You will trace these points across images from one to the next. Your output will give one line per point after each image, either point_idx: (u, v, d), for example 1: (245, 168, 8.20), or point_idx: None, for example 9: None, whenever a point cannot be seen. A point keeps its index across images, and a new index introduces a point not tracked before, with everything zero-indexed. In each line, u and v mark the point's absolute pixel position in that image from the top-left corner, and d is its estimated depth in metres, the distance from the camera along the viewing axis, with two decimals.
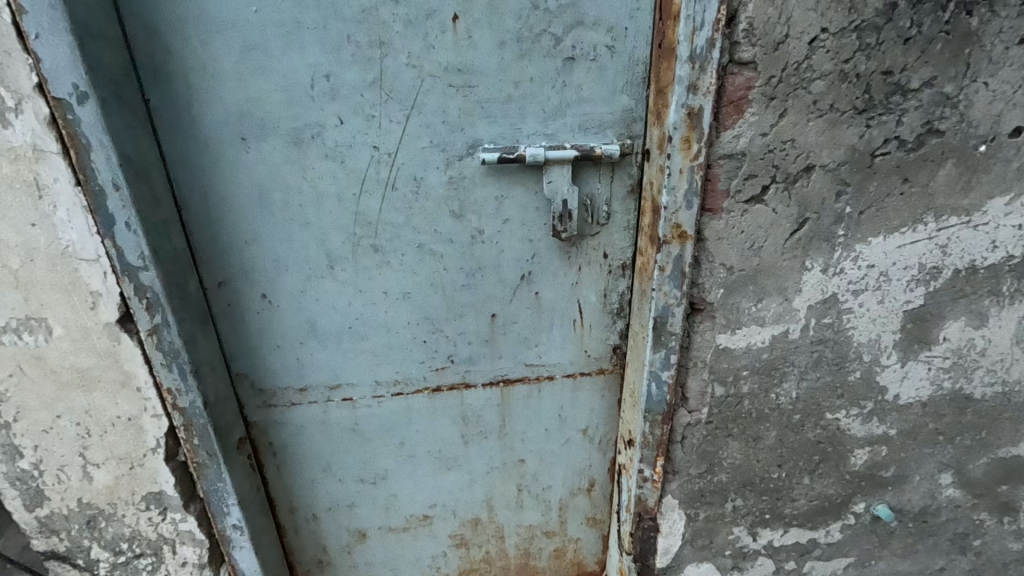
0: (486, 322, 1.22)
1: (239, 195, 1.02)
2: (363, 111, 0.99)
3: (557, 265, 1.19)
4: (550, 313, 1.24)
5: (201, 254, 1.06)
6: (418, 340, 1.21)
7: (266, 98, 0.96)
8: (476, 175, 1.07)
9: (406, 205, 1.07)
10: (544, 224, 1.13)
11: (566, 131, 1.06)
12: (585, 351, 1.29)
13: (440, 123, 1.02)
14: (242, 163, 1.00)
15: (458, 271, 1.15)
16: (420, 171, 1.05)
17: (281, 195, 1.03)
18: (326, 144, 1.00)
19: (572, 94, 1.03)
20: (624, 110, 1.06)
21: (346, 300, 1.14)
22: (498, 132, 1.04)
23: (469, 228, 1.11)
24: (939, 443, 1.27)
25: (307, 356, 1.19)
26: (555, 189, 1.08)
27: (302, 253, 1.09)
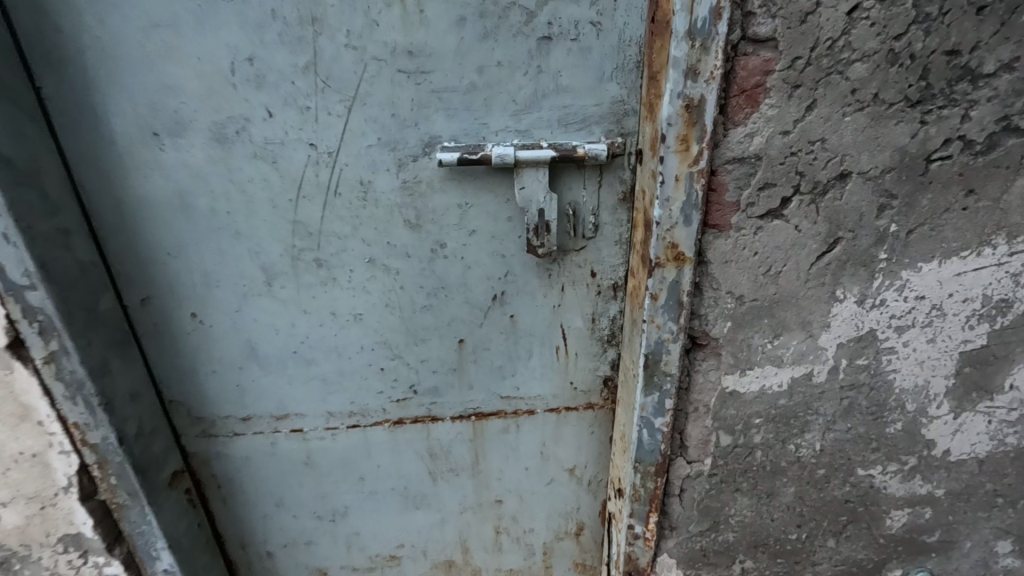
0: (453, 348, 1.05)
1: (155, 200, 0.87)
2: (295, 102, 0.83)
3: (536, 285, 1.01)
4: (529, 340, 1.06)
5: (117, 269, 0.92)
6: (374, 367, 1.05)
7: (178, 86, 0.80)
8: (434, 179, 0.90)
9: (352, 214, 0.91)
10: (519, 237, 0.95)
11: (542, 127, 0.88)
12: (570, 382, 1.11)
13: (389, 117, 0.85)
14: (156, 163, 0.85)
15: (417, 290, 0.98)
16: (367, 173, 0.88)
17: (204, 200, 0.88)
18: (254, 141, 0.84)
19: (549, 81, 0.85)
20: (614, 102, 0.87)
21: (288, 322, 0.99)
22: (460, 128, 0.87)
23: (428, 241, 0.94)
24: (997, 507, 1.05)
25: (248, 383, 1.05)
26: (528, 196, 0.90)
27: (234, 268, 0.93)
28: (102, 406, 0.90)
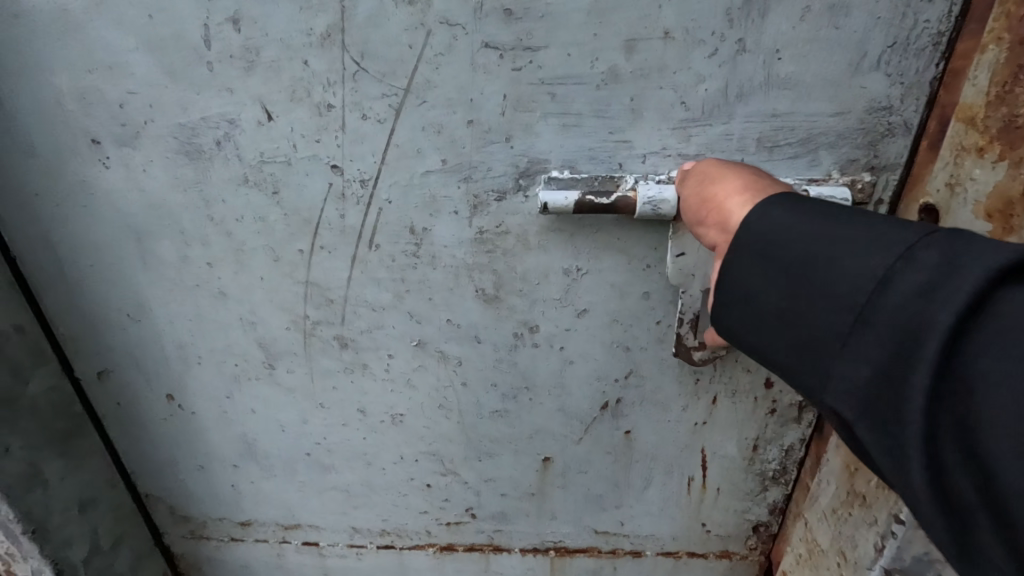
0: (533, 467, 0.70)
1: (104, 242, 0.57)
2: (308, 95, 0.49)
3: (672, 392, 0.64)
4: (646, 465, 0.70)
5: (61, 332, 0.63)
6: (417, 482, 0.72)
7: (124, 64, 0.48)
8: (531, 229, 0.54)
9: (395, 276, 0.57)
10: (657, 324, 0.59)
11: (728, 150, 0.50)
12: (702, 524, 0.75)
13: (463, 125, 0.49)
14: (101, 188, 0.54)
15: (486, 389, 0.64)
16: (423, 215, 0.54)
17: (173, 245, 0.56)
18: (243, 158, 0.51)
19: (755, 68, 0.46)
20: (873, 108, 0.47)
21: (299, 416, 0.67)
22: (582, 148, 0.50)
23: (510, 321, 0.59)
24: None
25: (246, 485, 0.75)
26: (688, 270, 0.53)
27: (222, 341, 0.62)
28: (29, 536, 0.67)
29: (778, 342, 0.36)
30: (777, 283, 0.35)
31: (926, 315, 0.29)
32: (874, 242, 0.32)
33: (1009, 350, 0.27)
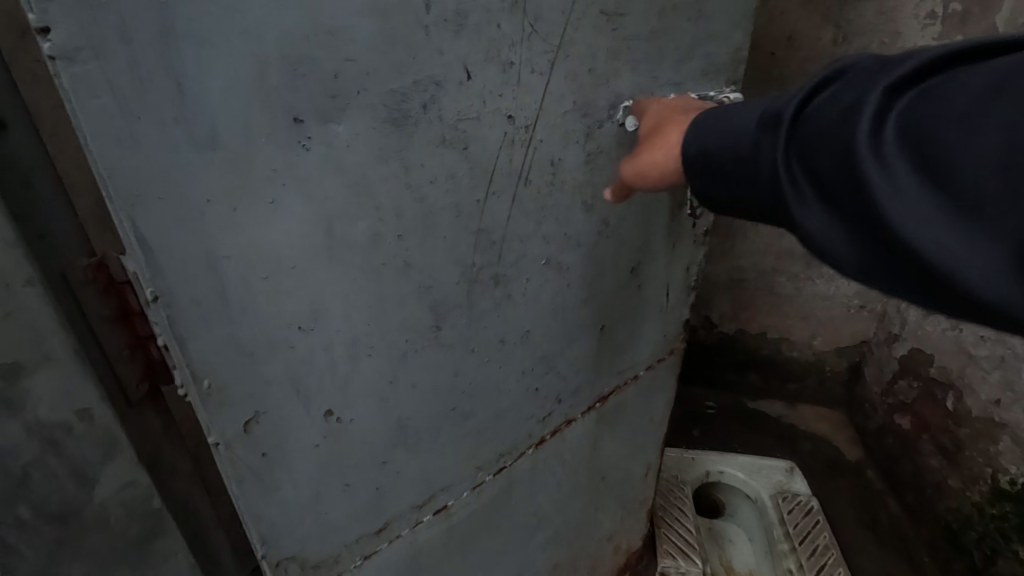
0: (594, 339, 0.93)
1: (290, 239, 0.49)
2: (499, 56, 0.57)
3: (661, 248, 0.97)
4: (646, 309, 1.03)
5: (206, 386, 0.49)
6: (528, 391, 0.86)
7: (349, 30, 0.45)
8: (613, 147, 0.75)
9: (538, 206, 0.69)
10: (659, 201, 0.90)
11: (692, 79, 0.83)
12: (664, 336, 1.13)
13: (586, 74, 0.66)
14: (297, 174, 0.47)
15: (578, 284, 0.83)
16: (559, 149, 0.68)
17: (368, 224, 0.53)
18: (445, 118, 0.55)
19: (703, 28, 0.80)
20: (738, 50, 0.88)
21: (453, 371, 0.71)
22: (640, 83, 0.74)
23: (597, 222, 0.80)
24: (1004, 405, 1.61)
25: (391, 480, 0.72)
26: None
27: (397, 320, 0.61)
28: None
29: (730, 178, 0.60)
30: (711, 142, 0.61)
31: (784, 116, 0.53)
32: (749, 116, 0.58)
33: (818, 118, 0.50)
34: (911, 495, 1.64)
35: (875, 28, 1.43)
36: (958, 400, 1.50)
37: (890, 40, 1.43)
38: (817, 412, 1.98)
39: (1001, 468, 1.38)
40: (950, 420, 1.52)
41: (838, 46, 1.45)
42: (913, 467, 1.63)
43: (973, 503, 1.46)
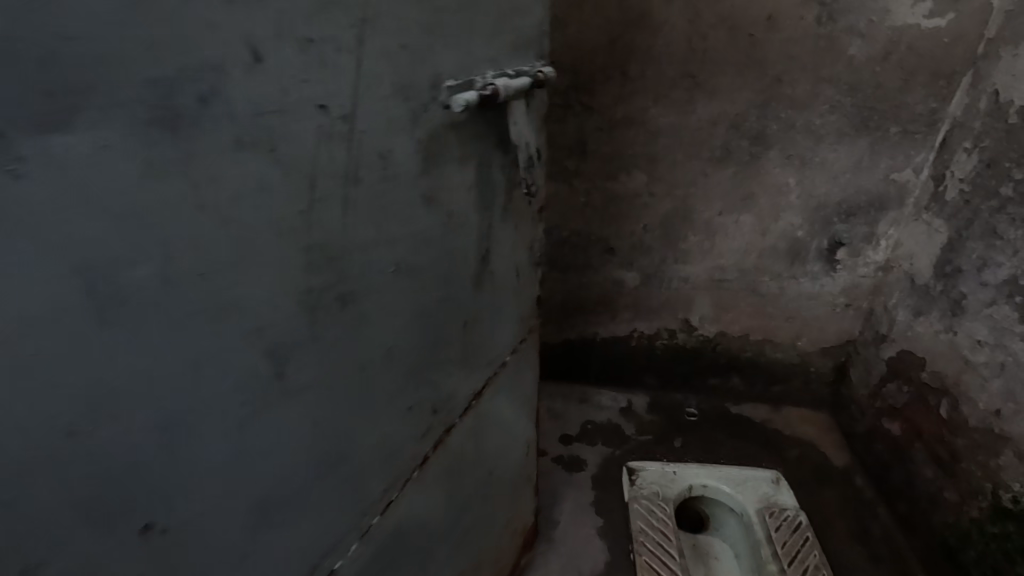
0: (460, 334, 0.89)
1: (25, 310, 0.36)
2: (293, 33, 0.47)
3: (506, 229, 0.96)
4: (500, 289, 1.00)
5: None
6: (405, 412, 0.78)
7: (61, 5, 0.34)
8: (440, 130, 0.70)
9: (377, 203, 0.61)
10: (494, 179, 0.87)
11: (506, 54, 0.81)
12: (522, 316, 1.15)
13: (401, 51, 0.59)
14: (23, 212, 0.35)
15: (435, 283, 0.76)
16: (387, 139, 0.60)
17: (152, 263, 0.42)
18: (237, 116, 0.45)
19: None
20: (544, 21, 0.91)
21: (316, 411, 0.60)
22: (454, 62, 0.69)
23: (440, 212, 0.74)
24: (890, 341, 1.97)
25: (259, 560, 0.59)
26: (521, 133, 0.84)
27: (224, 369, 0.49)
28: None
29: None
30: None
31: None
32: None
33: None
34: (902, 506, 1.89)
35: (860, 5, 1.61)
36: (952, 408, 1.66)
37: (879, 18, 1.61)
38: (801, 417, 2.38)
39: (1002, 485, 1.48)
40: (945, 428, 1.69)
41: (823, 25, 1.64)
42: (906, 477, 1.87)
43: (971, 519, 1.58)
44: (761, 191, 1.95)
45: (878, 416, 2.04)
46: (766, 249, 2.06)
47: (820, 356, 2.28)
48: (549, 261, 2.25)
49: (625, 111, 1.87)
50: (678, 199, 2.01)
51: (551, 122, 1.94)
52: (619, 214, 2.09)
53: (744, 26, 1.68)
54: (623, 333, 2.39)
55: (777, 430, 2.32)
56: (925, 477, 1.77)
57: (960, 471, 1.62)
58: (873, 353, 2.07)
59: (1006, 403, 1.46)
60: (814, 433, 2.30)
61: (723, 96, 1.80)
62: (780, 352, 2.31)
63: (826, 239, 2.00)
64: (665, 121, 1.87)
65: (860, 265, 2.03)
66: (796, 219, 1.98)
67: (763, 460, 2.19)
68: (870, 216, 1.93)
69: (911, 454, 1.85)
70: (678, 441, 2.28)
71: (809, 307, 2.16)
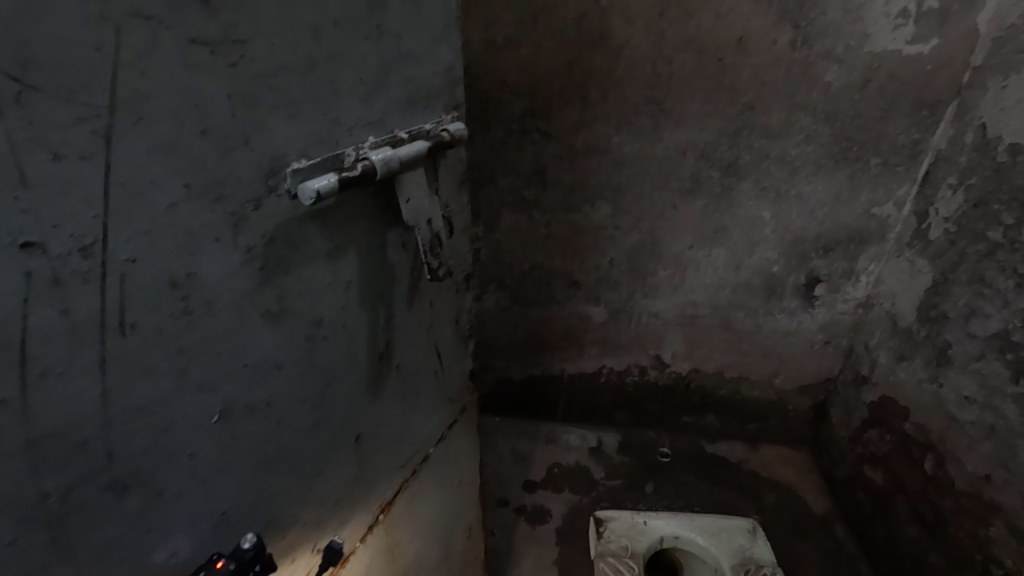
0: (331, 395, 1.06)
1: None
2: (51, 152, 0.58)
3: (411, 296, 1.25)
4: (399, 337, 1.25)
5: None
6: (236, 490, 0.91)
7: None
8: (291, 221, 0.87)
9: (158, 334, 0.73)
10: (391, 249, 1.12)
11: (396, 118, 1.05)
12: (433, 372, 1.46)
13: (201, 136, 0.72)
14: None
15: (284, 353, 0.93)
16: (205, 228, 0.76)
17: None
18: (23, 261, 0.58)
19: (394, 46, 1.00)
20: (439, 82, 1.18)
21: (155, 466, 0.77)
22: (315, 129, 0.87)
23: (288, 294, 0.91)
24: (874, 385, 1.83)
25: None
26: (413, 199, 1.06)
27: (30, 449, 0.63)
28: None
29: None
30: None
31: None
32: None
33: None
34: (886, 565, 1.75)
35: (839, 27, 1.46)
36: (938, 466, 1.53)
37: (857, 43, 1.47)
38: (779, 458, 2.24)
39: (992, 557, 1.35)
40: (932, 487, 1.55)
41: (798, 48, 1.50)
42: (889, 533, 1.73)
43: None
44: (734, 224, 1.80)
45: (858, 462, 1.91)
46: (740, 284, 1.92)
47: (798, 394, 2.15)
48: (511, 295, 2.09)
49: (586, 138, 1.72)
50: (645, 232, 1.87)
51: (508, 149, 1.77)
52: (582, 247, 1.93)
53: (711, 49, 1.53)
54: (591, 370, 2.23)
55: (754, 471, 2.19)
56: (909, 535, 1.64)
57: (946, 534, 1.50)
58: (853, 395, 1.95)
59: (999, 468, 1.33)
60: (793, 474, 2.17)
61: (691, 124, 1.65)
62: (757, 390, 2.17)
63: (803, 274, 1.87)
64: (628, 150, 1.72)
65: (839, 301, 1.90)
66: (771, 254, 1.84)
67: (738, 505, 2.05)
68: (849, 252, 1.80)
69: (894, 507, 1.72)
70: (649, 486, 2.13)
71: (787, 345, 2.03)
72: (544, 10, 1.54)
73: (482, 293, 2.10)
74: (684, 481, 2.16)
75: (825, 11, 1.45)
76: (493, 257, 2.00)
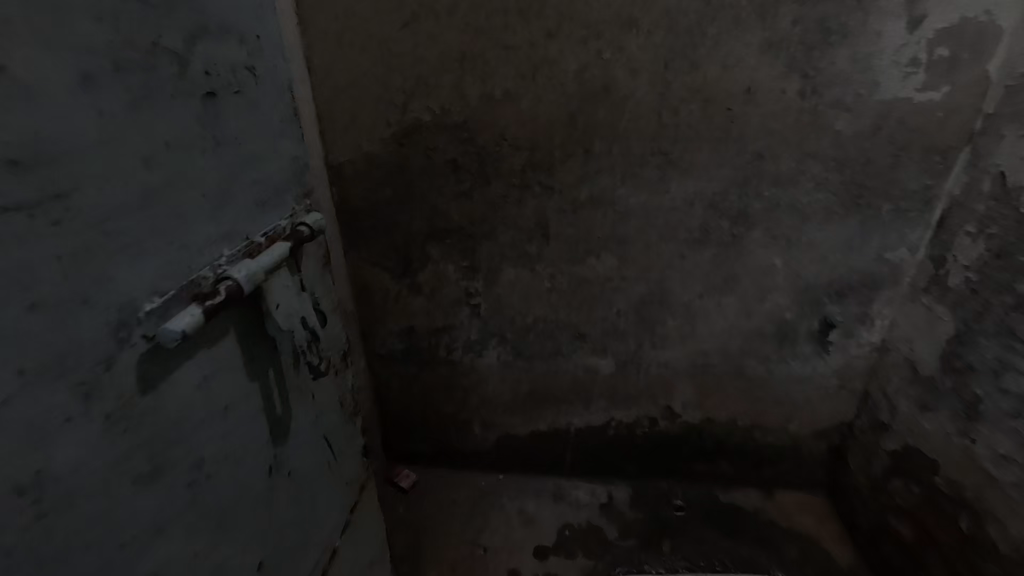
0: (237, 546, 0.90)
1: None
2: None
3: (306, 404, 1.09)
4: (300, 448, 1.08)
5: None
6: None
7: None
8: (151, 370, 0.71)
9: (8, 557, 0.55)
10: (274, 366, 0.97)
11: (250, 225, 0.90)
12: (348, 479, 1.28)
13: (26, 311, 0.56)
14: None
15: (172, 528, 0.76)
16: (48, 422, 0.59)
17: None
18: None
19: (232, 150, 0.85)
20: (293, 167, 1.03)
21: None
22: (165, 262, 0.73)
23: (167, 459, 0.75)
24: (895, 432, 1.77)
25: None
26: (287, 309, 0.94)
27: None
28: None
29: None
30: None
31: None
32: None
33: None
34: None
35: (847, 77, 1.43)
36: (977, 524, 1.45)
37: (867, 91, 1.44)
38: (796, 504, 2.15)
39: None
40: (970, 546, 1.47)
41: (806, 98, 1.46)
42: None
43: None
44: (745, 272, 1.74)
45: (883, 512, 1.83)
46: (751, 331, 1.86)
47: (813, 438, 2.07)
48: (512, 350, 1.98)
49: (589, 191, 1.64)
50: (653, 282, 1.79)
51: (508, 204, 1.68)
52: (588, 300, 1.84)
53: (718, 99, 1.48)
54: (598, 423, 2.13)
55: (772, 521, 2.09)
56: None
57: None
58: (872, 441, 1.88)
59: None
60: (813, 523, 2.08)
61: (699, 174, 1.59)
62: (770, 436, 2.09)
63: (816, 320, 1.81)
64: (634, 202, 1.65)
65: (853, 346, 1.84)
66: (783, 300, 1.78)
67: (761, 560, 1.95)
68: (862, 297, 1.74)
69: (925, 562, 1.64)
70: (665, 544, 2.01)
71: (800, 390, 1.97)
72: (544, 63, 1.47)
73: (482, 350, 1.99)
74: (702, 535, 2.04)
75: (834, 60, 1.41)
76: (493, 312, 1.90)
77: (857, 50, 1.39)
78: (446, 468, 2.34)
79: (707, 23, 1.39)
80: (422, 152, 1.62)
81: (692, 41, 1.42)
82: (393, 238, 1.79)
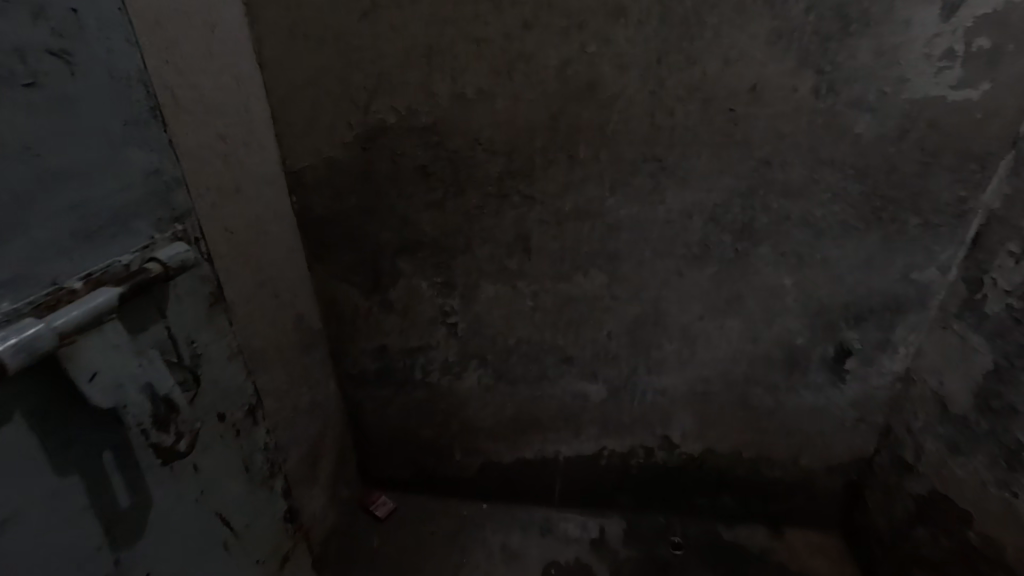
0: None
1: None
2: None
3: (173, 484, 0.86)
4: (151, 547, 0.83)
5: None
6: None
7: None
8: None
9: None
10: (110, 448, 0.74)
11: (63, 255, 0.67)
12: (252, 556, 1.05)
13: None
14: None
15: None
16: None
17: None
18: None
19: (27, 156, 0.63)
20: (155, 178, 0.79)
21: None
22: None
23: None
24: (921, 474, 1.56)
25: None
26: (111, 377, 0.71)
27: None
28: None
29: None
30: None
31: None
32: None
33: None
34: None
35: (869, 73, 1.24)
36: None
37: (892, 90, 1.25)
38: (807, 545, 1.95)
39: None
40: None
41: (820, 97, 1.27)
42: None
43: None
44: (750, 292, 1.55)
45: (906, 562, 1.63)
46: (757, 357, 1.67)
47: (826, 474, 1.87)
48: (494, 373, 1.81)
49: (573, 202, 1.47)
50: (648, 302, 1.61)
51: (485, 215, 1.52)
52: (575, 320, 1.67)
53: (719, 99, 1.30)
54: (589, 452, 1.95)
55: (780, 564, 1.89)
56: None
57: None
58: (894, 482, 1.68)
59: None
60: (827, 568, 1.87)
61: (697, 183, 1.41)
62: (779, 470, 1.89)
63: (830, 346, 1.61)
64: (625, 213, 1.47)
65: (872, 375, 1.64)
66: (794, 323, 1.59)
67: None
68: (884, 321, 1.55)
69: None
70: None
71: (812, 422, 1.77)
72: (522, 58, 1.31)
73: (461, 372, 1.82)
74: None
75: (854, 54, 1.22)
76: (471, 331, 1.73)
77: (881, 42, 1.20)
78: (425, 495, 2.17)
79: (706, 10, 1.21)
80: (389, 157, 1.46)
81: (688, 31, 1.24)
82: (361, 251, 1.63)
